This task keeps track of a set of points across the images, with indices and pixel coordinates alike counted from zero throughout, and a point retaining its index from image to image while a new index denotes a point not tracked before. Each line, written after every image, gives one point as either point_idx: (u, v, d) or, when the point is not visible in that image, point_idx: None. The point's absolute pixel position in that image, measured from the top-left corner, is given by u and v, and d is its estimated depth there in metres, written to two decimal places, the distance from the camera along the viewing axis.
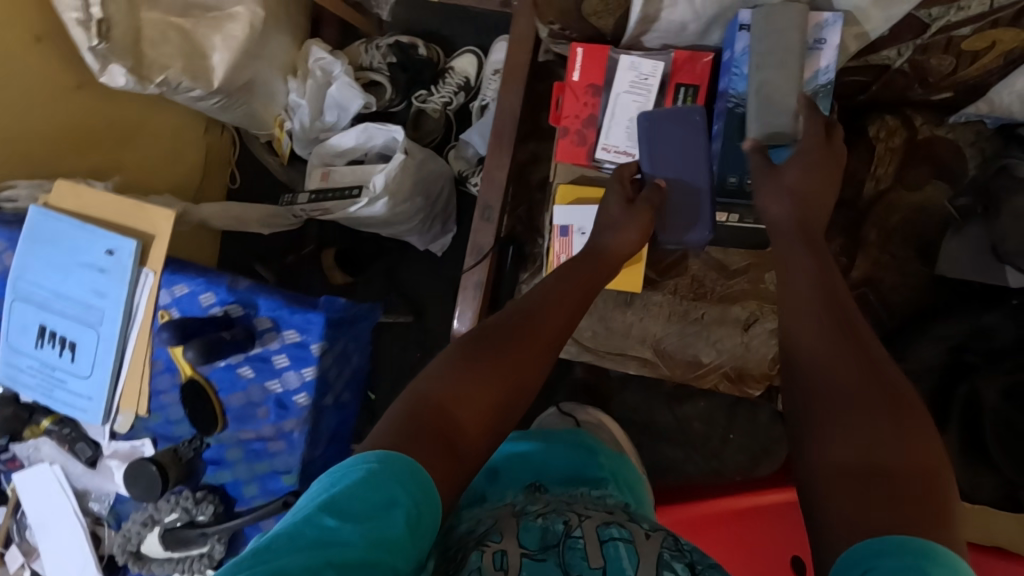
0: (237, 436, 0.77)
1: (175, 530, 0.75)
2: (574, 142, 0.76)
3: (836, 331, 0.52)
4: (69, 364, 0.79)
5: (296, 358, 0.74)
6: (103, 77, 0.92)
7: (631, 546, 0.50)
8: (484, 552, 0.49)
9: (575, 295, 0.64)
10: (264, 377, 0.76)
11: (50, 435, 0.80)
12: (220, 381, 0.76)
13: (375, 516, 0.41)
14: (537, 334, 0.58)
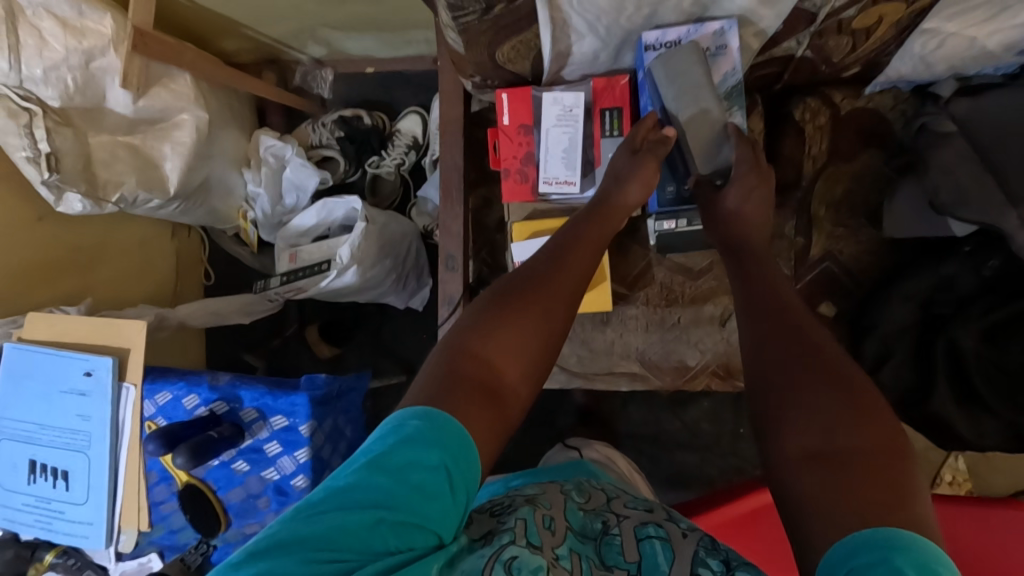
0: (243, 531, 0.77)
1: None
2: (517, 181, 0.79)
3: (786, 328, 0.52)
4: (64, 493, 0.78)
5: (287, 442, 0.75)
6: (61, 206, 0.96)
7: (667, 544, 0.51)
8: (535, 510, 0.52)
9: (592, 238, 0.64)
10: (260, 467, 0.76)
11: (56, 568, 0.80)
12: (216, 480, 0.77)
13: (418, 482, 0.42)
14: (562, 279, 0.58)
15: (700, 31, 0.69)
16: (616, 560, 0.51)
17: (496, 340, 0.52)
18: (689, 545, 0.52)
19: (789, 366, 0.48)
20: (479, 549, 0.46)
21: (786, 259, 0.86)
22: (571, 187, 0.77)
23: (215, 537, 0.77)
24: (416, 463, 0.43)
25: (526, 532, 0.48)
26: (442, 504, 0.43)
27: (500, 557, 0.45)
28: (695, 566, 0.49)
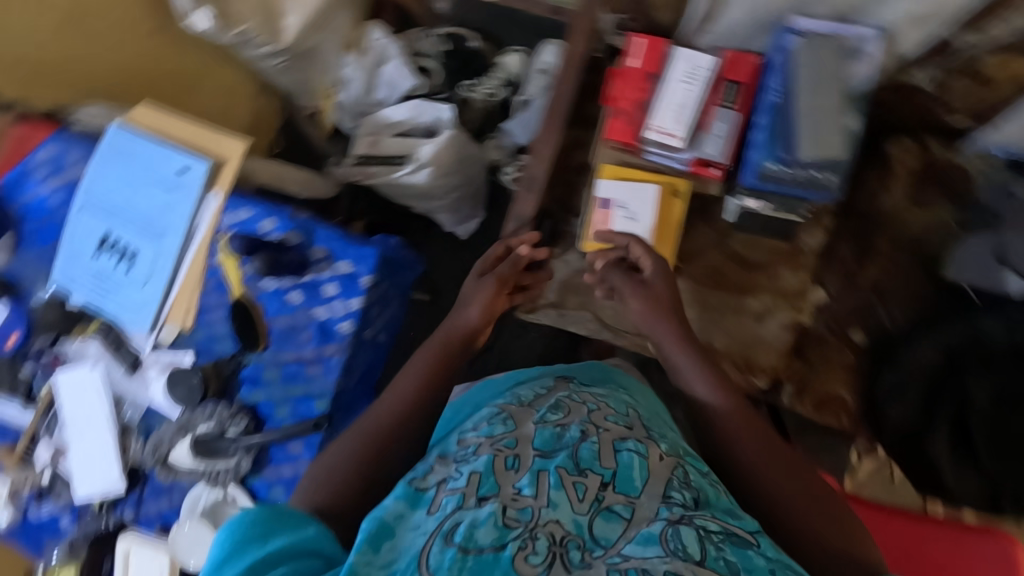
0: (277, 357, 0.81)
1: (207, 440, 0.80)
2: (625, 122, 0.84)
3: (757, 433, 0.67)
4: (125, 275, 0.83)
5: (345, 289, 0.79)
6: (189, 20, 1.01)
7: (644, 461, 0.65)
8: (501, 457, 0.65)
9: (446, 354, 0.77)
10: (311, 305, 0.80)
11: (98, 337, 0.85)
12: (267, 304, 0.81)
13: (288, 534, 0.55)
14: (399, 404, 0.72)
15: (847, 30, 0.76)
16: (591, 465, 0.64)
17: (339, 459, 0.67)
18: (665, 465, 0.66)
19: (740, 444, 0.67)
20: (426, 518, 0.60)
21: (832, 279, 0.94)
22: (673, 140, 0.81)
23: (251, 354, 0.81)
24: (276, 534, 0.55)
25: (477, 490, 0.60)
26: (311, 542, 0.56)
27: (440, 530, 0.57)
28: (667, 487, 0.63)
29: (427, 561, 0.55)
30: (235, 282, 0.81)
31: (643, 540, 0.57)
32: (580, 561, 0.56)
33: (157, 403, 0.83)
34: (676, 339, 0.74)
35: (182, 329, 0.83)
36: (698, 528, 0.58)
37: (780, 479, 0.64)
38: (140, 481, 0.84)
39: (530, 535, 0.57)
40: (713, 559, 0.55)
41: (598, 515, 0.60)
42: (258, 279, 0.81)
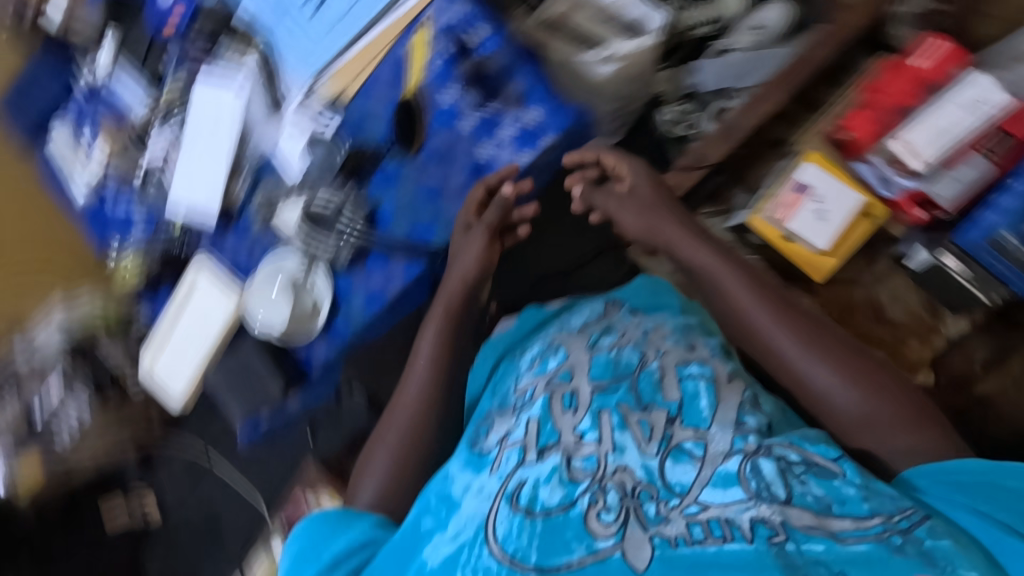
0: (428, 164, 0.96)
1: (321, 213, 0.97)
2: (876, 120, 0.94)
3: (826, 352, 0.76)
4: (307, 12, 1.05)
5: (515, 144, 0.93)
6: None
7: (710, 386, 0.77)
8: (558, 399, 0.79)
9: (444, 313, 0.90)
10: (477, 140, 0.94)
11: (255, 65, 1.04)
12: (439, 115, 0.95)
13: (351, 523, 0.78)
14: (416, 371, 0.89)
15: None
16: (654, 400, 0.77)
17: (388, 426, 0.88)
18: (731, 389, 0.78)
19: (809, 370, 0.75)
20: (489, 477, 0.75)
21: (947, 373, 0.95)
22: (912, 156, 0.89)
23: (400, 154, 0.97)
24: (340, 522, 0.78)
25: (537, 442, 0.75)
26: (368, 529, 0.78)
27: (507, 494, 0.72)
28: (739, 414, 0.74)
29: (494, 532, 0.69)
30: (412, 83, 0.97)
31: (722, 483, 0.68)
32: (656, 514, 0.68)
33: (280, 149, 1.01)
34: (750, 301, 0.80)
35: (343, 103, 0.99)
36: (779, 461, 0.69)
37: (856, 393, 0.73)
38: (230, 218, 1.05)
39: (600, 487, 0.71)
40: (800, 496, 0.66)
41: (669, 456, 0.72)
42: (438, 91, 0.95)
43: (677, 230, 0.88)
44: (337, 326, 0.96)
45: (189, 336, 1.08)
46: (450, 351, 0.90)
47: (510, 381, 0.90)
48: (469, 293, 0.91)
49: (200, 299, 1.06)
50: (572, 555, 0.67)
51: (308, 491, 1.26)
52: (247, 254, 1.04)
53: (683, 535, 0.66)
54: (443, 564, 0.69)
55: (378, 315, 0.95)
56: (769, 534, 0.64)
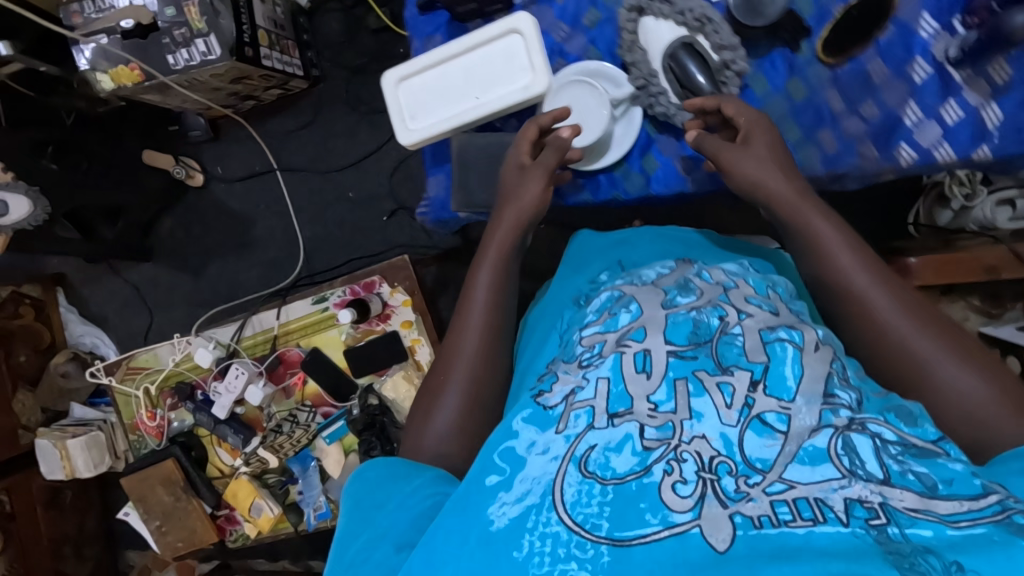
0: (847, 77, 0.68)
1: (687, 50, 0.69)
2: None
3: (919, 311, 0.61)
4: None
5: (957, 135, 0.64)
6: None
7: (798, 353, 0.56)
8: (627, 355, 0.59)
9: (503, 243, 0.74)
10: (915, 98, 0.65)
11: None
12: (917, 24, 0.65)
13: (407, 478, 0.63)
14: (474, 308, 0.72)
15: None
16: (736, 362, 0.56)
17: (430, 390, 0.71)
18: (822, 358, 0.57)
19: (890, 312, 0.61)
20: (552, 434, 0.55)
21: None
22: None
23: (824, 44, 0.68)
24: (397, 477, 0.63)
25: (607, 407, 0.56)
26: (423, 479, 0.62)
27: (575, 457, 0.53)
28: (829, 386, 0.54)
29: (562, 496, 0.51)
30: None
31: (807, 460, 0.50)
32: (737, 491, 0.49)
33: None
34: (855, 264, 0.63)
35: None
36: (874, 437, 0.51)
37: (941, 366, 0.58)
38: None
39: (676, 456, 0.52)
40: (899, 475, 0.49)
41: (749, 428, 0.52)
42: (923, 11, 0.65)
43: (784, 188, 0.66)
44: (612, 180, 0.77)
45: (458, 86, 0.78)
46: (495, 294, 0.73)
47: (573, 331, 0.68)
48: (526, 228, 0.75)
49: (501, 57, 0.76)
50: (646, 528, 0.49)
51: (385, 281, 1.19)
52: (558, 36, 0.77)
53: (769, 515, 0.48)
54: (508, 528, 0.51)
55: (662, 189, 0.76)
56: (868, 517, 0.47)
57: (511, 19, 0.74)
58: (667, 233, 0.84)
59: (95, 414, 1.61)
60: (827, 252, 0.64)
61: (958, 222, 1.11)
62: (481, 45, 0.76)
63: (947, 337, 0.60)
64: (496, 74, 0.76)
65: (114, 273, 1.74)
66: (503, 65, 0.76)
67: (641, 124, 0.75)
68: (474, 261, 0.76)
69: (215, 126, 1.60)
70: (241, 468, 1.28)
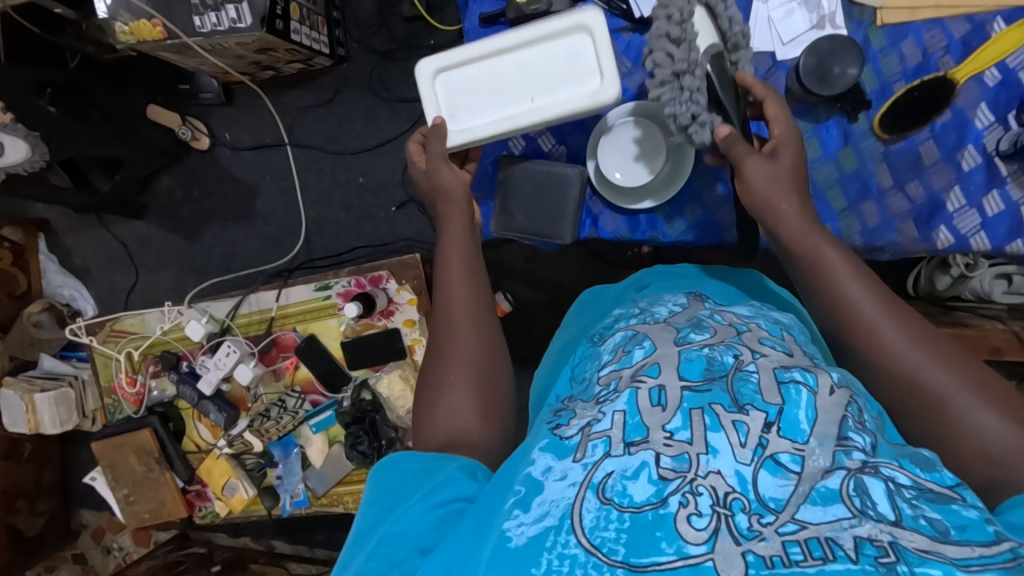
0: (897, 159, 0.70)
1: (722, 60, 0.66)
2: None
3: (921, 338, 0.60)
4: None
5: (995, 226, 0.68)
6: None
7: (813, 397, 0.54)
8: (642, 390, 0.57)
9: (458, 224, 0.78)
10: (960, 184, 0.69)
11: None
12: (969, 117, 0.68)
13: (432, 473, 0.60)
14: (452, 294, 0.74)
15: None
16: (752, 401, 0.54)
17: (427, 394, 0.70)
18: (837, 402, 0.55)
19: (890, 335, 0.61)
20: (569, 462, 0.54)
21: None
22: None
23: (881, 125, 0.69)
24: (427, 469, 0.61)
25: (622, 435, 0.54)
26: (454, 478, 0.59)
27: (592, 483, 0.51)
28: (842, 428, 0.52)
29: (580, 520, 0.49)
30: (972, 61, 0.68)
31: (820, 498, 0.47)
32: (750, 528, 0.46)
33: (765, 11, 0.72)
34: (863, 297, 0.63)
35: (875, 24, 0.70)
36: (887, 481, 0.49)
37: (942, 401, 0.57)
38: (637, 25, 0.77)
39: (691, 489, 0.49)
40: (911, 519, 0.46)
41: (763, 467, 0.49)
42: (980, 102, 0.68)
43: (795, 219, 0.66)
44: (654, 222, 0.78)
45: (512, 82, 0.76)
46: (473, 291, 0.75)
47: (590, 369, 0.68)
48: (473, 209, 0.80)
49: (560, 55, 0.74)
50: (661, 556, 0.46)
51: (393, 278, 1.17)
52: (619, 70, 0.78)
53: (781, 555, 0.45)
54: (526, 547, 0.49)
55: (703, 238, 0.78)
56: (877, 555, 0.44)
57: (579, 15, 0.72)
58: (675, 270, 0.85)
59: (67, 369, 1.54)
60: (836, 289, 0.64)
61: (954, 289, 1.11)
62: (541, 39, 0.74)
63: (952, 368, 0.59)
64: (554, 72, 0.74)
65: (102, 226, 1.67)
66: (562, 64, 0.74)
67: (688, 172, 0.76)
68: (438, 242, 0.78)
69: (228, 90, 1.55)
70: (221, 447, 1.24)
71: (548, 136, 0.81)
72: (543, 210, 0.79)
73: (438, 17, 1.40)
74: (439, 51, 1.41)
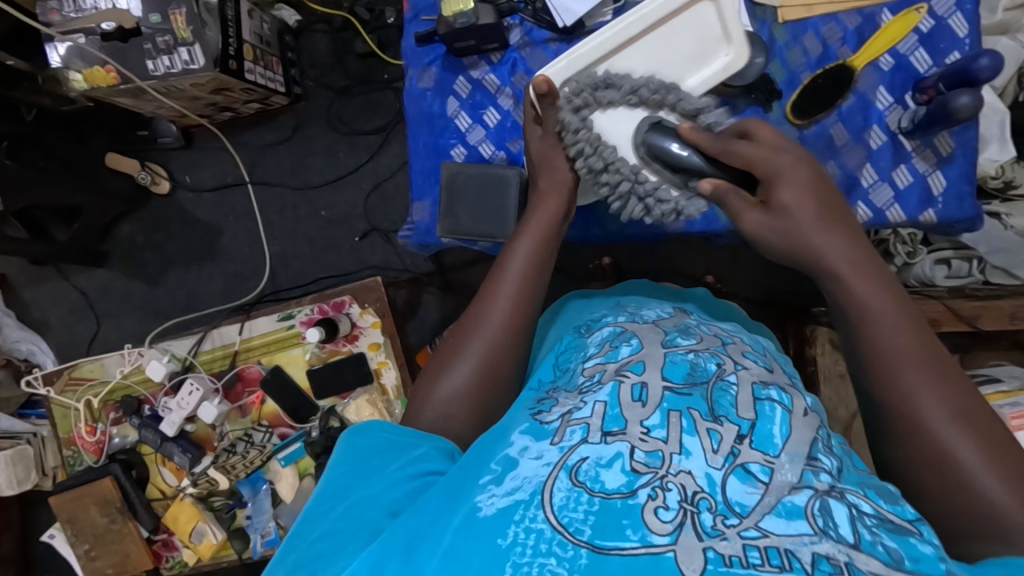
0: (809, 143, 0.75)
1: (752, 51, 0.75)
2: None
3: (952, 388, 0.55)
4: None
5: (906, 198, 0.74)
6: None
7: (786, 415, 0.56)
8: (627, 384, 0.58)
9: (541, 230, 0.72)
10: (871, 162, 0.74)
11: None
12: (868, 99, 0.75)
13: (406, 450, 0.61)
14: (509, 277, 0.70)
15: None
16: (727, 412, 0.55)
17: (436, 369, 0.68)
18: (809, 423, 0.57)
19: (916, 377, 0.56)
20: (546, 443, 0.54)
21: None
22: None
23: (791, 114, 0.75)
24: (407, 450, 0.61)
25: (602, 424, 0.54)
26: (430, 463, 0.60)
27: (567, 467, 0.52)
28: (812, 449, 0.54)
29: (551, 497, 0.50)
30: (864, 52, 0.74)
31: (785, 512, 0.48)
32: (713, 528, 0.47)
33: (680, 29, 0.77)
34: (907, 352, 0.56)
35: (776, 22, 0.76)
36: (850, 506, 0.49)
37: (962, 460, 0.52)
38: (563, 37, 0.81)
39: (661, 484, 0.50)
40: (869, 544, 0.47)
41: (732, 473, 0.51)
42: (879, 85, 0.75)
43: (842, 248, 0.61)
44: (597, 219, 0.85)
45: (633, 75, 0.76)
46: (529, 298, 0.70)
47: (575, 360, 0.68)
48: (565, 218, 0.74)
49: (687, 32, 0.74)
50: (625, 542, 0.47)
51: (356, 302, 1.17)
52: None
53: (740, 556, 0.46)
54: (495, 517, 0.50)
55: (640, 229, 0.84)
56: (832, 572, 0.44)
57: None
58: (661, 287, 0.87)
59: (25, 426, 1.49)
60: (867, 328, 0.59)
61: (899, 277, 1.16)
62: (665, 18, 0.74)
63: (973, 422, 0.53)
64: (688, 52, 0.74)
65: (61, 277, 1.64)
66: (693, 43, 0.75)
67: None
68: (514, 231, 0.74)
69: (187, 134, 1.57)
70: (186, 489, 1.21)
71: (488, 144, 0.83)
72: (490, 212, 0.80)
73: (391, 53, 1.46)
74: (394, 84, 1.46)
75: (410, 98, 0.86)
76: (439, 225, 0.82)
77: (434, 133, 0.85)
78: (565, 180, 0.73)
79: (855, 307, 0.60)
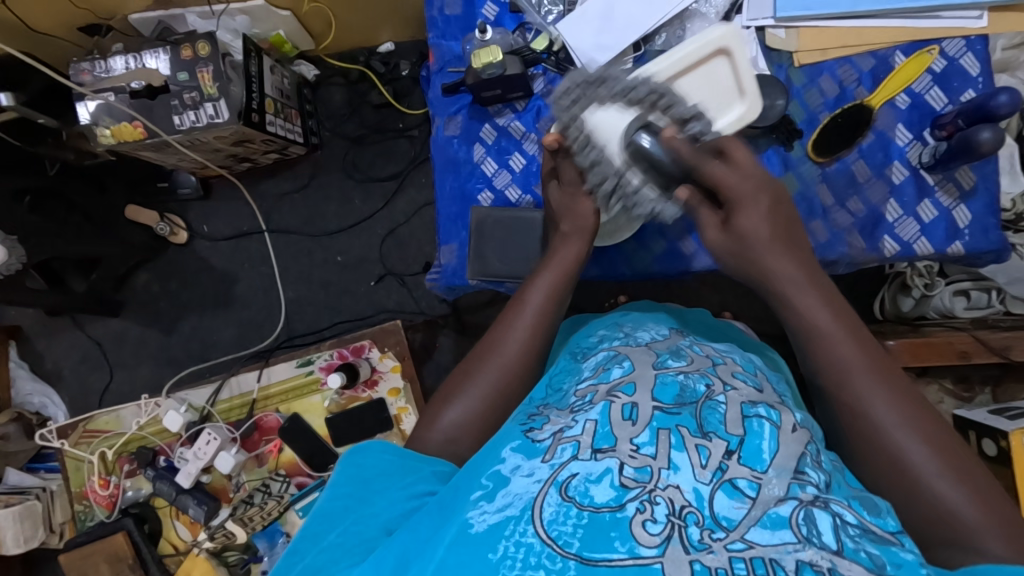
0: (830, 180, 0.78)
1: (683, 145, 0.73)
2: None
3: (895, 387, 0.57)
4: None
5: (932, 231, 0.76)
6: None
7: (775, 431, 0.54)
8: (618, 403, 0.56)
9: (556, 280, 0.70)
10: (894, 197, 0.77)
11: None
12: (888, 138, 0.77)
13: (404, 474, 0.59)
14: (527, 313, 0.69)
15: None
16: (716, 429, 0.54)
17: (444, 398, 0.67)
18: (798, 440, 0.55)
19: (863, 382, 0.58)
20: (536, 462, 0.52)
21: None
22: None
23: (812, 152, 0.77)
24: (403, 471, 0.59)
25: (592, 443, 0.53)
26: (423, 484, 0.58)
27: (556, 482, 0.50)
28: (800, 463, 0.52)
29: (540, 512, 0.48)
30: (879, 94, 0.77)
31: (769, 525, 0.47)
32: (701, 541, 0.46)
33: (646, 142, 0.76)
34: (853, 354, 0.59)
35: (793, 65, 0.79)
36: (834, 516, 0.48)
37: (906, 463, 0.54)
38: None
39: (649, 498, 0.49)
40: (851, 551, 0.46)
41: (720, 488, 0.49)
42: (897, 123, 0.77)
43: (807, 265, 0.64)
44: (624, 256, 0.86)
45: None
46: (542, 334, 0.69)
47: (567, 380, 0.66)
48: (585, 262, 0.74)
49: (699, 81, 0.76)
50: (612, 554, 0.46)
51: (375, 346, 1.18)
52: None
53: (726, 569, 0.45)
54: (486, 533, 0.48)
55: (665, 267, 0.85)
56: None
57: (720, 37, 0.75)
58: (667, 309, 0.86)
59: (34, 481, 1.45)
60: (822, 342, 0.61)
61: (919, 309, 1.15)
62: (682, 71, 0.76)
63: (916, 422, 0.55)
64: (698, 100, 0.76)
65: (77, 327, 1.64)
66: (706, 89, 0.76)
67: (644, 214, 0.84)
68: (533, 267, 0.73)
69: (206, 185, 1.59)
70: (201, 543, 1.16)
71: (515, 188, 0.85)
72: (509, 247, 0.81)
73: (406, 103, 1.51)
74: (408, 133, 1.51)
75: (437, 145, 0.88)
76: (468, 267, 0.83)
77: (461, 178, 0.87)
78: (585, 225, 0.72)
79: (804, 322, 0.63)
